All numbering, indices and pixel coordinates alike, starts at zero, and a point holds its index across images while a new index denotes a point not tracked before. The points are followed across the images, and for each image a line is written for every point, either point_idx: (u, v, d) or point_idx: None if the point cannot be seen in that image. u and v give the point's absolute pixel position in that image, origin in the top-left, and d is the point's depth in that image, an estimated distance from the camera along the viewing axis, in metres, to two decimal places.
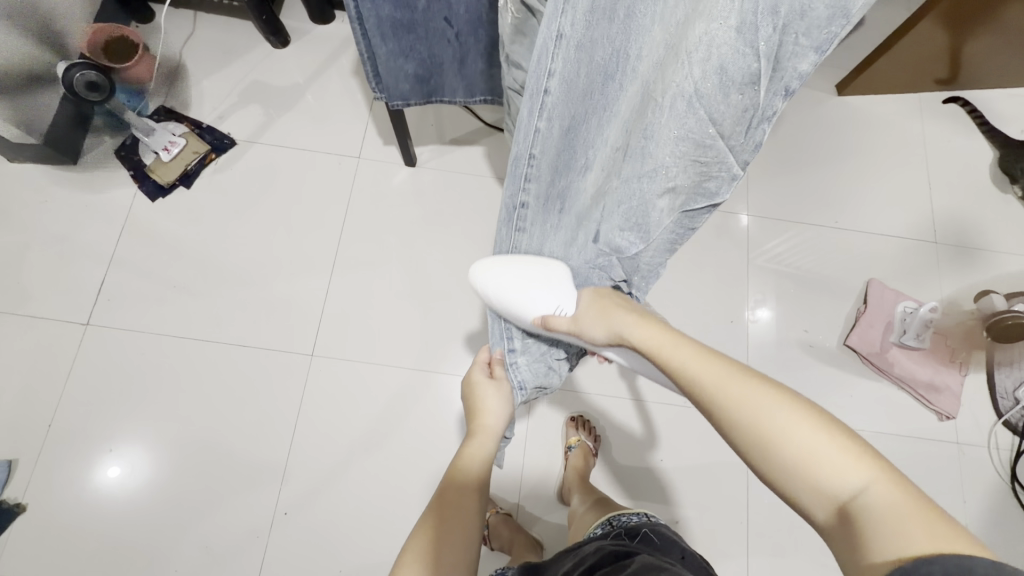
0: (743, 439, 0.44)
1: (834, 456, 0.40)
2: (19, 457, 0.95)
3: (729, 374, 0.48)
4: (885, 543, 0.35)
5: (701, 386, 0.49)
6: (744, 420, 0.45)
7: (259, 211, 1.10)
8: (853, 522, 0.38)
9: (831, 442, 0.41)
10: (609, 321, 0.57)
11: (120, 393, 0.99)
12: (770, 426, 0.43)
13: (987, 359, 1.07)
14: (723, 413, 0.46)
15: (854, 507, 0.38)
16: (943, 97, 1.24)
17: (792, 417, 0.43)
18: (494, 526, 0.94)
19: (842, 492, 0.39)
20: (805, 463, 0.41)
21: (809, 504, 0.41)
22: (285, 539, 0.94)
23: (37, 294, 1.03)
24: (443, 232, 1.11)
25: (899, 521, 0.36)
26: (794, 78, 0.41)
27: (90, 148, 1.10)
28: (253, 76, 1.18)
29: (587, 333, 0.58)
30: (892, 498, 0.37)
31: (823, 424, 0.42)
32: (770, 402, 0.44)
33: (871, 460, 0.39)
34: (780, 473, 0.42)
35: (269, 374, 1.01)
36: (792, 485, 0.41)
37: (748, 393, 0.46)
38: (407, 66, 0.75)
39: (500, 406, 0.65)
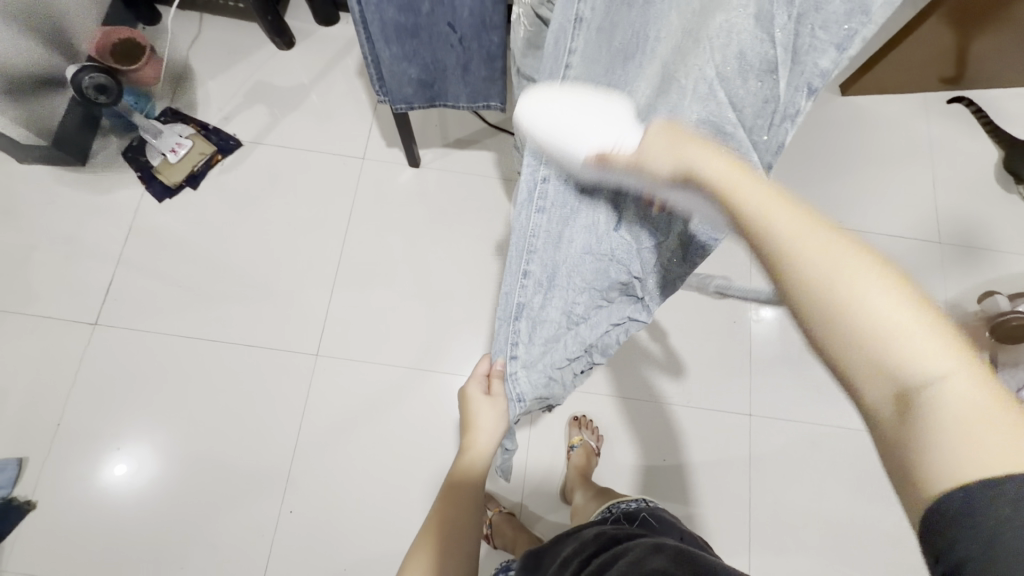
0: (807, 300, 0.30)
1: (921, 337, 0.27)
2: (29, 454, 0.96)
3: (804, 217, 0.32)
4: (955, 456, 0.25)
5: (767, 235, 0.33)
6: (808, 274, 0.30)
7: (264, 211, 1.11)
8: (915, 418, 0.26)
9: (922, 319, 0.28)
10: (679, 149, 0.39)
11: (128, 392, 1.01)
12: (845, 290, 0.29)
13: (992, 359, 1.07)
14: (786, 263, 0.32)
15: (924, 400, 0.26)
16: (947, 96, 1.24)
17: (878, 281, 0.29)
18: (497, 524, 0.95)
19: (914, 380, 0.27)
20: (879, 338, 0.28)
21: (863, 388, 0.28)
22: (290, 536, 0.95)
23: (46, 294, 1.04)
24: (446, 232, 1.12)
25: (988, 428, 0.25)
26: (815, 74, 0.43)
27: (97, 150, 1.11)
28: (258, 77, 1.19)
29: (647, 164, 0.41)
30: (983, 401, 0.25)
31: (917, 293, 0.29)
32: (855, 259, 0.30)
33: (968, 352, 0.27)
34: (841, 343, 0.29)
35: (274, 374, 1.02)
36: (849, 360, 0.29)
37: (828, 243, 0.31)
38: (410, 70, 0.76)
39: (494, 421, 0.65)
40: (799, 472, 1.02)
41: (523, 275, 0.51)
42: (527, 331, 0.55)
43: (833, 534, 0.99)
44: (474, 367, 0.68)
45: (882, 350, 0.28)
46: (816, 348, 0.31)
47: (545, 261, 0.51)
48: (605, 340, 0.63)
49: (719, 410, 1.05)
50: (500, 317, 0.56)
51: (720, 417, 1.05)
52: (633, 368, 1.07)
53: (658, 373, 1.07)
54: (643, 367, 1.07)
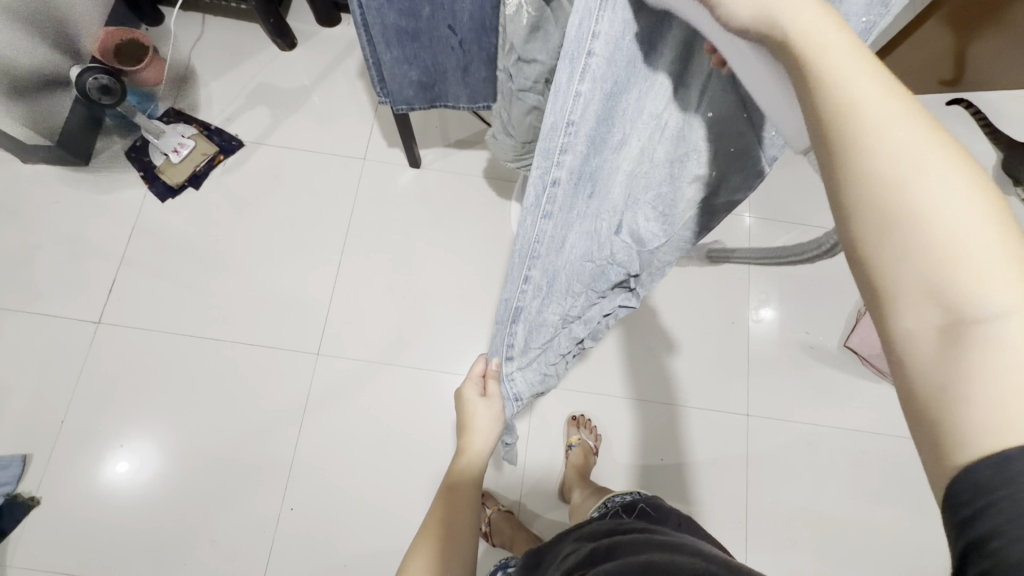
0: (864, 203, 0.25)
1: (997, 261, 0.23)
2: (33, 451, 0.97)
3: (891, 102, 0.25)
4: (1000, 405, 0.21)
5: (845, 114, 0.26)
6: (876, 171, 0.25)
7: (266, 211, 1.12)
8: (966, 352, 0.22)
9: (1002, 241, 0.23)
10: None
11: (130, 390, 1.01)
12: (915, 195, 0.24)
13: None
14: (854, 159, 0.25)
15: (976, 334, 0.22)
16: (947, 99, 1.24)
17: (959, 191, 0.24)
18: (496, 523, 0.96)
19: (972, 312, 0.22)
20: (945, 256, 0.23)
21: (903, 315, 0.24)
22: (290, 533, 0.96)
23: (50, 293, 1.05)
24: (446, 232, 1.13)
25: None
26: None
27: (100, 151, 1.12)
28: (260, 78, 1.20)
29: (722, 6, 0.30)
30: None
31: (998, 212, 0.23)
32: (936, 161, 0.24)
33: None
34: (891, 260, 0.24)
35: (275, 373, 1.03)
36: (899, 280, 0.24)
37: (910, 142, 0.25)
38: (410, 73, 0.77)
39: (490, 422, 0.66)
40: (796, 473, 1.03)
41: (525, 280, 0.49)
42: (524, 332, 0.54)
43: (830, 534, 1.00)
44: (471, 369, 0.68)
45: (945, 271, 0.23)
46: (857, 260, 0.26)
47: (546, 267, 0.49)
48: (596, 328, 0.66)
49: (717, 410, 1.06)
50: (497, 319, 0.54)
51: (718, 417, 1.06)
52: (631, 368, 1.08)
53: (657, 373, 1.08)
54: (642, 367, 1.08)
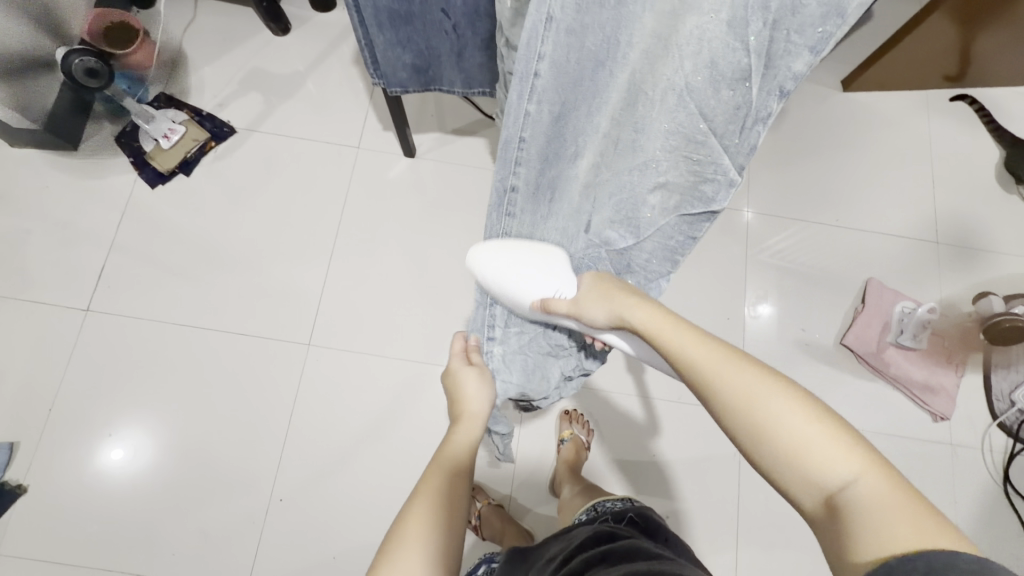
0: (740, 429, 0.44)
1: (826, 449, 0.40)
2: (21, 439, 0.96)
3: (731, 364, 0.47)
4: (872, 538, 0.36)
5: (703, 378, 0.48)
6: (735, 412, 0.45)
7: (259, 200, 1.11)
8: (840, 514, 0.38)
9: (826, 436, 0.41)
10: (611, 302, 0.57)
11: (120, 378, 1.01)
12: (765, 419, 0.43)
13: (985, 361, 1.06)
14: (720, 403, 0.46)
15: (841, 497, 0.38)
16: (950, 94, 1.23)
17: (788, 409, 0.42)
18: (486, 516, 0.96)
19: (830, 481, 0.39)
20: (793, 454, 0.41)
21: (795, 491, 0.41)
22: (280, 524, 0.95)
23: (38, 279, 1.04)
24: (441, 224, 1.11)
25: (885, 512, 0.36)
26: (788, 78, 0.43)
27: (89, 136, 1.08)
28: (253, 64, 1.18)
29: (587, 314, 0.58)
30: (881, 491, 0.37)
31: (817, 415, 0.42)
32: (770, 393, 0.44)
33: (866, 455, 0.39)
34: (770, 460, 0.42)
35: (266, 362, 1.02)
36: (780, 474, 0.42)
37: (750, 387, 0.45)
38: (404, 56, 0.75)
39: (480, 394, 0.64)
40: None
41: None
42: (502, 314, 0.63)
43: None
44: (451, 347, 0.68)
45: (799, 461, 0.41)
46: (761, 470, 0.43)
47: None
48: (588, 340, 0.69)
49: None
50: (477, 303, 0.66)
51: (713, 414, 1.05)
52: (624, 362, 1.07)
53: (652, 368, 1.07)
54: (638, 361, 1.07)
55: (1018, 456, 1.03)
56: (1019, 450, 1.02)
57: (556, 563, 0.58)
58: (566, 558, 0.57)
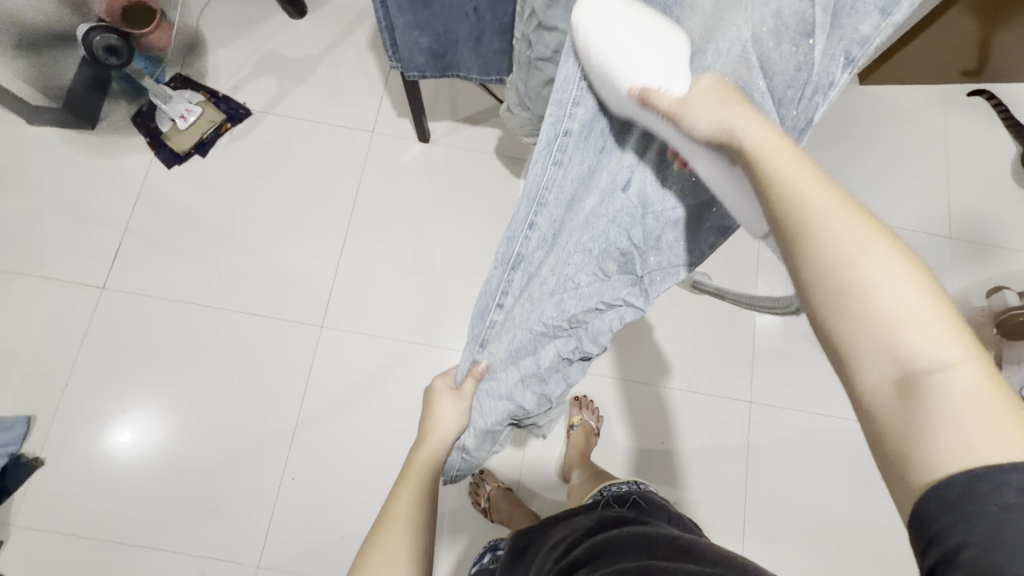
0: (823, 280, 0.32)
1: (928, 325, 0.30)
2: (37, 413, 0.98)
3: (837, 205, 0.34)
4: (954, 439, 0.27)
5: (794, 210, 0.34)
6: (824, 256, 0.32)
7: (272, 183, 1.11)
8: (917, 399, 0.29)
9: (932, 310, 0.30)
10: (723, 112, 0.40)
11: (134, 357, 1.02)
12: (864, 271, 0.31)
13: (998, 357, 0.98)
14: (799, 249, 0.34)
15: (927, 382, 0.29)
16: (968, 89, 1.22)
17: (897, 269, 0.31)
18: (494, 499, 0.96)
19: (920, 362, 0.29)
20: (890, 324, 0.30)
21: (863, 368, 0.31)
22: (290, 502, 0.96)
23: (54, 256, 1.05)
24: (453, 210, 1.12)
25: (978, 411, 0.28)
26: (855, 41, 0.38)
27: (109, 113, 1.10)
28: (268, 47, 1.18)
29: (686, 119, 0.42)
30: (981, 386, 0.28)
31: (928, 283, 0.31)
32: (877, 244, 0.32)
33: (973, 344, 0.30)
34: (850, 322, 0.31)
35: (277, 344, 1.03)
36: (857, 345, 0.31)
37: (855, 233, 0.32)
38: (422, 39, 0.75)
39: (455, 420, 0.63)
40: (796, 460, 1.03)
41: (529, 227, 0.52)
42: (519, 283, 0.56)
43: (827, 522, 1.00)
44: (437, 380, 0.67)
45: (892, 331, 0.30)
46: (826, 336, 0.33)
47: (552, 218, 0.52)
48: (598, 325, 0.56)
49: (720, 397, 1.06)
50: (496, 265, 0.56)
51: (721, 404, 1.06)
52: (633, 351, 1.08)
53: (660, 357, 1.07)
54: (647, 350, 1.08)
55: None
56: None
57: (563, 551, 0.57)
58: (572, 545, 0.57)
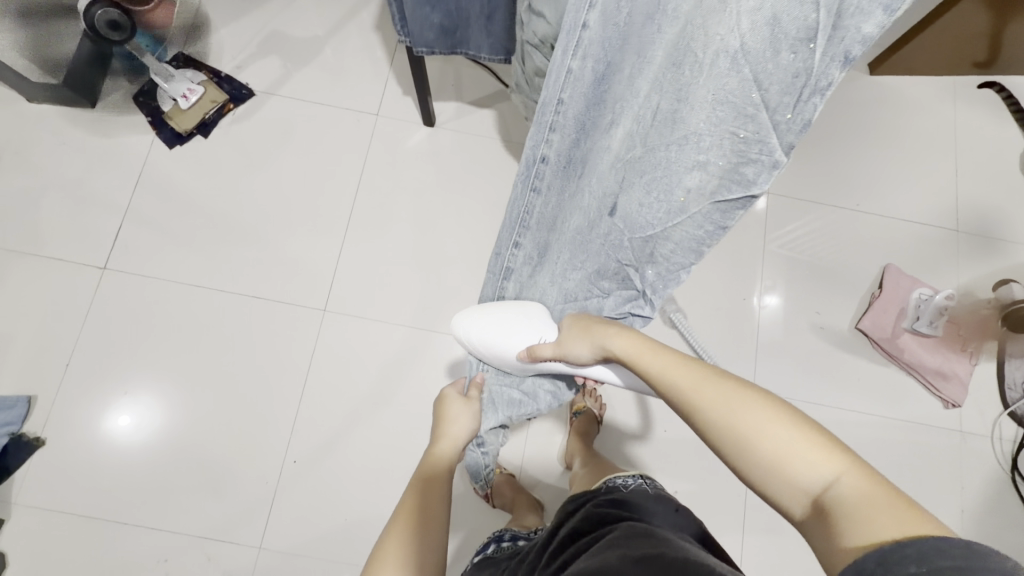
0: (723, 442, 0.44)
1: (805, 454, 0.40)
2: (38, 393, 0.97)
3: (712, 382, 0.47)
4: (859, 529, 0.35)
5: (681, 392, 0.49)
6: (716, 425, 0.45)
7: (275, 165, 1.10)
8: (823, 515, 0.38)
9: (804, 441, 0.41)
10: (592, 337, 0.57)
11: (135, 339, 1.01)
12: (742, 425, 0.43)
13: (999, 350, 1.06)
14: (702, 421, 0.46)
15: (827, 499, 0.38)
16: (978, 81, 1.21)
17: (766, 417, 0.43)
18: (498, 485, 0.96)
19: (814, 484, 0.39)
20: (776, 460, 0.41)
21: (784, 499, 0.41)
22: (293, 485, 0.96)
23: (54, 237, 1.04)
24: (458, 195, 1.10)
25: (869, 508, 0.35)
26: (856, 42, 0.33)
27: (109, 91, 1.09)
28: (272, 26, 1.16)
29: (571, 354, 0.59)
30: (862, 488, 0.37)
31: (793, 422, 0.42)
32: (748, 402, 0.44)
33: (844, 454, 0.39)
34: (756, 469, 0.42)
35: (281, 327, 1.03)
36: (766, 482, 0.41)
37: (730, 402, 0.45)
38: (432, 15, 0.73)
39: (468, 421, 0.70)
40: None
41: (515, 246, 0.62)
42: (513, 291, 0.67)
43: None
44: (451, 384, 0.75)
45: (785, 468, 0.40)
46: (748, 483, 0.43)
47: (536, 239, 0.62)
48: None
49: None
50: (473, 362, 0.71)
51: None
52: None
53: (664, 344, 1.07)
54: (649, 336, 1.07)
55: None
56: None
57: (556, 550, 0.55)
58: (564, 547, 0.55)
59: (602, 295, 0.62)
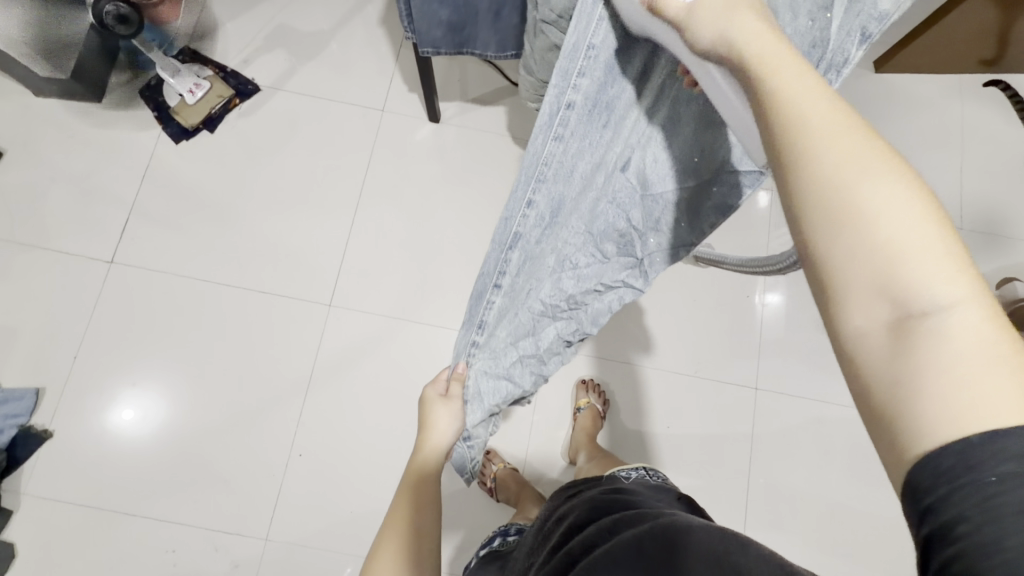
0: (810, 202, 0.28)
1: (932, 263, 0.25)
2: (46, 386, 0.98)
3: (833, 123, 0.29)
4: (954, 388, 0.23)
5: (785, 115, 0.30)
6: (819, 180, 0.28)
7: (281, 159, 1.10)
8: (912, 346, 0.25)
9: (935, 243, 0.26)
10: (726, 19, 0.34)
11: (143, 332, 1.02)
12: (864, 197, 0.27)
13: None
14: (792, 167, 0.29)
15: (921, 326, 0.25)
16: (984, 79, 1.21)
17: (902, 193, 0.27)
18: (501, 478, 0.97)
19: (914, 302, 0.25)
20: (890, 256, 0.26)
21: (854, 305, 0.27)
22: (298, 477, 0.97)
23: (61, 231, 1.04)
24: (463, 191, 1.11)
25: (981, 360, 0.24)
26: (872, 17, 0.38)
27: (116, 87, 1.10)
28: (278, 20, 1.16)
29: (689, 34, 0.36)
30: (982, 333, 0.24)
31: (934, 213, 0.26)
32: (876, 163, 0.27)
33: (975, 281, 0.25)
34: (839, 251, 0.27)
35: (287, 319, 1.03)
36: (849, 278, 0.27)
37: (847, 153, 0.28)
38: (441, 10, 0.73)
39: (450, 422, 0.69)
40: (800, 448, 1.04)
41: (527, 204, 0.49)
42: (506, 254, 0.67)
43: (828, 509, 1.01)
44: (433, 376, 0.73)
45: (889, 268, 0.26)
46: (807, 264, 0.29)
47: (552, 194, 0.49)
48: (597, 305, 0.60)
49: (725, 381, 1.07)
50: (473, 298, 0.58)
51: (726, 389, 1.06)
52: (637, 334, 1.08)
53: (666, 338, 1.08)
54: (651, 331, 1.08)
55: None
56: None
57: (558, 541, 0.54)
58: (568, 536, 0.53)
59: (601, 261, 0.57)
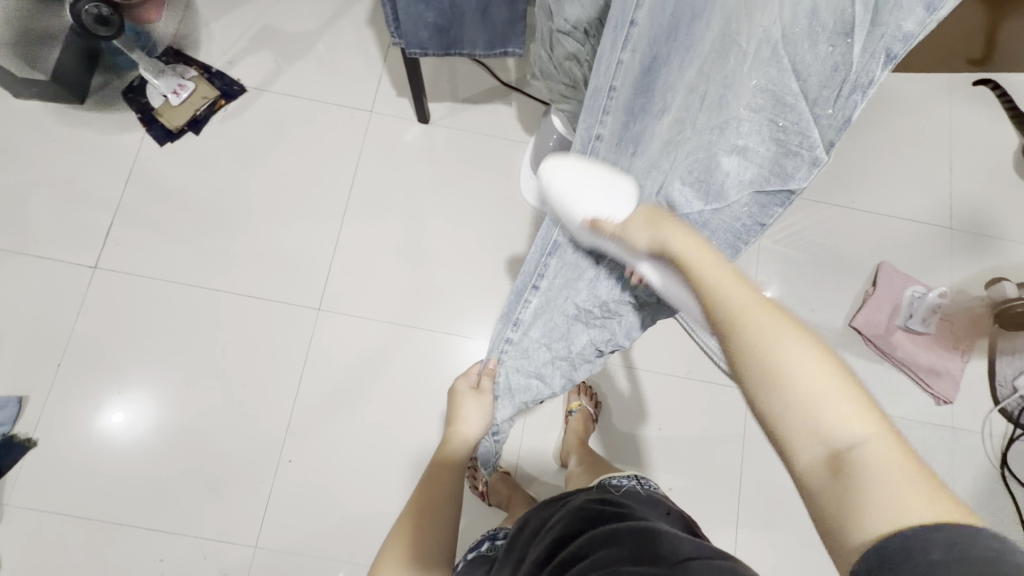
0: (751, 369, 0.37)
1: (843, 410, 0.34)
2: (30, 394, 0.96)
3: (756, 309, 0.39)
4: (883, 507, 0.30)
5: (719, 301, 0.41)
6: (757, 356, 0.37)
7: (267, 162, 1.09)
8: (844, 475, 0.32)
9: (844, 392, 0.35)
10: (656, 229, 0.47)
11: (129, 338, 1.00)
12: (783, 361, 0.36)
13: (990, 346, 1.06)
14: (734, 340, 0.39)
15: (850, 459, 0.33)
16: (974, 78, 1.21)
17: (809, 356, 0.36)
18: (493, 484, 0.96)
19: (840, 439, 0.33)
20: (812, 406, 0.34)
21: (795, 445, 0.35)
22: (288, 483, 0.96)
23: (44, 236, 1.03)
24: (453, 193, 1.10)
25: (893, 481, 0.31)
26: (896, 39, 0.36)
27: (98, 88, 1.08)
28: (264, 21, 1.14)
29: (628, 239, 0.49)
30: (892, 459, 0.32)
31: (841, 371, 0.35)
32: (788, 335, 0.37)
33: (881, 420, 0.34)
34: (779, 402, 0.35)
35: (275, 324, 1.02)
36: (788, 431, 0.35)
37: (773, 330, 0.37)
38: (427, 13, 0.72)
39: (479, 417, 0.69)
40: None
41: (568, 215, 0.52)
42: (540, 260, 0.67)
43: None
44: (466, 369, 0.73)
45: (812, 417, 0.34)
46: (761, 423, 0.37)
47: None
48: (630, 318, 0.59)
49: (716, 383, 1.07)
50: (509, 299, 0.60)
51: (718, 390, 1.06)
52: None
53: (658, 340, 1.08)
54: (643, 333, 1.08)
55: (1018, 441, 1.03)
56: (1018, 436, 1.03)
57: (549, 544, 0.53)
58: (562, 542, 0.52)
59: None
